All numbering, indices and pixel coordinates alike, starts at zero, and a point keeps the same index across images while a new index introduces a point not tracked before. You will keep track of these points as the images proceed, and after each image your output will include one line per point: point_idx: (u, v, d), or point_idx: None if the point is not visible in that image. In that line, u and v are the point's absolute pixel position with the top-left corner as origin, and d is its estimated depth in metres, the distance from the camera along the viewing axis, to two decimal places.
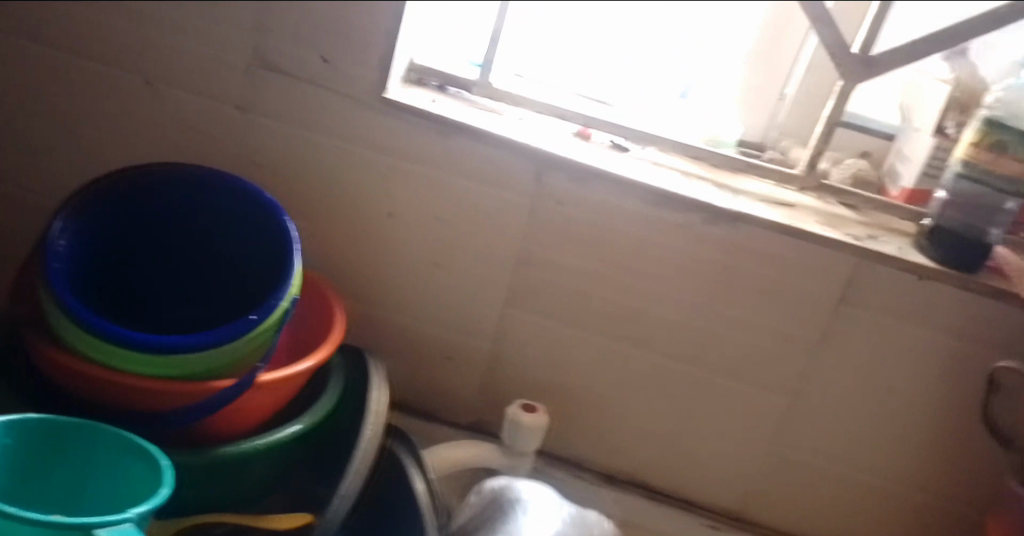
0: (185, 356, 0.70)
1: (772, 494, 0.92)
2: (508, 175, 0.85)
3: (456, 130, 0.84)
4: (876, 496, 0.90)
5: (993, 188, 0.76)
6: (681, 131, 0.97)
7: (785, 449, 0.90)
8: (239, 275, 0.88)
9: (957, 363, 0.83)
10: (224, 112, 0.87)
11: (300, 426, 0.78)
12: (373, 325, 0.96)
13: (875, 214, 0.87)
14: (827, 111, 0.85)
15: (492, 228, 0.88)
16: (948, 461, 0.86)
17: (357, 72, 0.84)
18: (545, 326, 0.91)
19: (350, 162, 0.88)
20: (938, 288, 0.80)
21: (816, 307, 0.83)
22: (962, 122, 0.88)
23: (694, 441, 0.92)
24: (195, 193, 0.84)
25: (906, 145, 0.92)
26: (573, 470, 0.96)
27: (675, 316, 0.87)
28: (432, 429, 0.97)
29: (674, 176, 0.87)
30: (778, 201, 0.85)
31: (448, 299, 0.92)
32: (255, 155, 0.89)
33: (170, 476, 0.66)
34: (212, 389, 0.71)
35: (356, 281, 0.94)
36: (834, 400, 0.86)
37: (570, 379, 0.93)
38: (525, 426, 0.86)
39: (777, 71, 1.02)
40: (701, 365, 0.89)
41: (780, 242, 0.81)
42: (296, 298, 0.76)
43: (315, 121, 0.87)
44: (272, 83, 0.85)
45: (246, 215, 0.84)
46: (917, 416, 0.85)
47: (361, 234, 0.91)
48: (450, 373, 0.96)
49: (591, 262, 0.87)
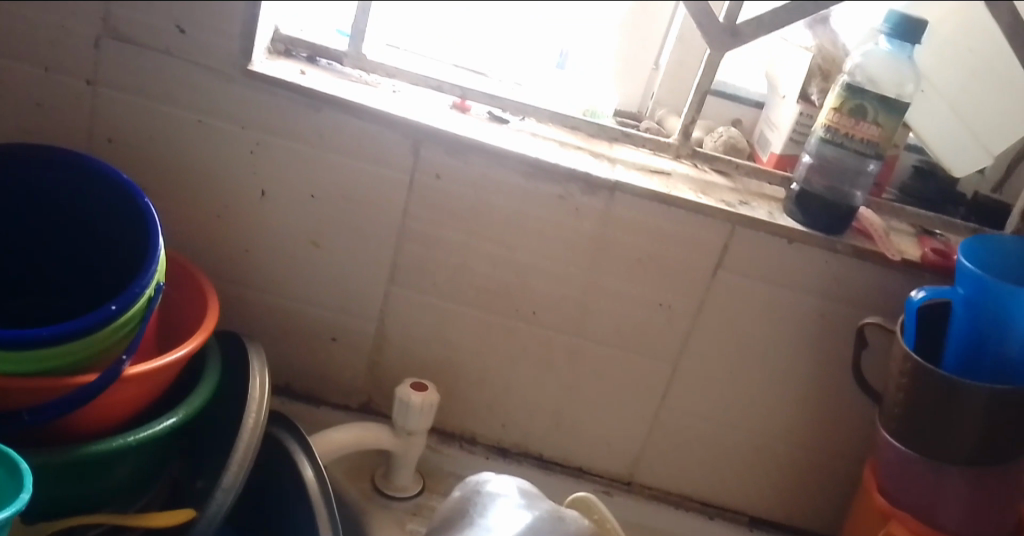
0: (37, 351, 0.65)
1: (659, 458, 0.95)
2: (385, 149, 0.83)
3: (328, 103, 0.81)
4: (755, 452, 0.93)
5: (853, 152, 0.79)
6: (557, 103, 0.95)
7: (669, 414, 0.92)
8: (100, 263, 0.82)
9: (826, 322, 0.86)
10: (73, 88, 0.81)
11: (176, 418, 0.73)
12: (250, 310, 0.92)
13: (745, 180, 0.90)
14: (697, 80, 0.86)
15: (370, 205, 0.85)
16: (821, 414, 0.90)
17: (218, 43, 0.79)
18: (430, 303, 0.90)
19: (215, 139, 0.83)
20: (807, 251, 0.83)
21: (694, 273, 0.85)
22: (825, 89, 0.90)
23: (582, 410, 0.93)
24: (45, 176, 0.78)
25: (773, 112, 0.95)
26: (464, 445, 0.95)
27: (559, 287, 0.87)
28: (318, 414, 0.95)
29: (553, 147, 0.86)
30: (654, 169, 0.86)
31: (328, 279, 0.89)
32: (111, 133, 0.83)
33: (29, 480, 0.61)
34: (70, 385, 0.66)
35: (229, 264, 0.89)
36: (713, 363, 0.89)
37: (457, 355, 0.92)
38: (415, 407, 0.83)
39: (649, 43, 1.03)
40: (586, 335, 0.89)
41: (657, 211, 0.82)
42: (160, 284, 0.72)
43: (175, 96, 0.82)
44: (124, 56, 0.80)
45: (103, 198, 0.79)
46: (791, 374, 0.89)
47: (232, 215, 0.87)
48: (334, 355, 0.93)
49: (474, 237, 0.86)
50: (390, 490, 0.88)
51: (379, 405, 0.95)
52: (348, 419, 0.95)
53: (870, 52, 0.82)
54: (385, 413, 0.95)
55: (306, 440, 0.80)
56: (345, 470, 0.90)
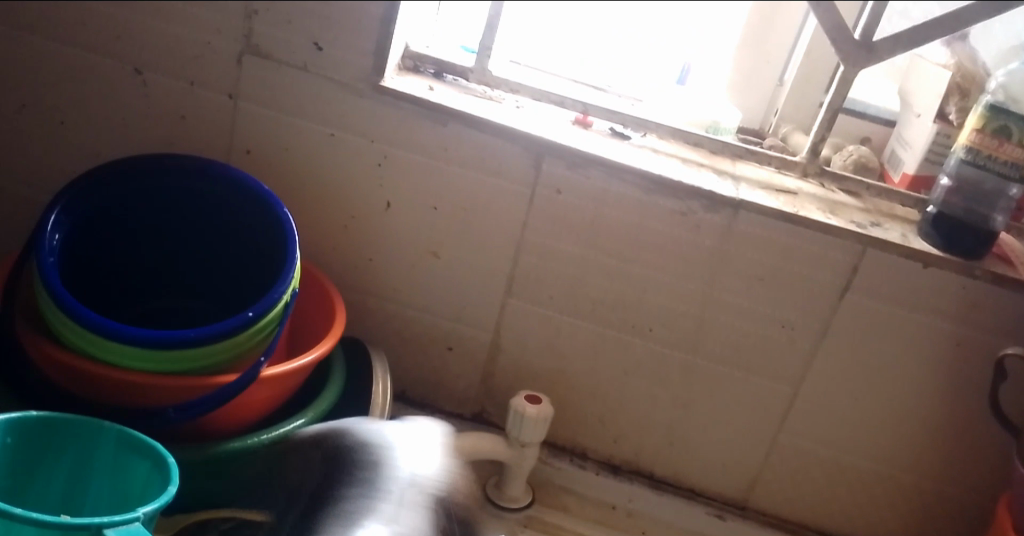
0: (184, 351, 0.69)
1: (775, 483, 0.92)
2: (509, 163, 0.84)
3: (454, 117, 0.83)
4: (878, 484, 0.90)
5: (997, 174, 0.76)
6: (677, 118, 0.95)
7: (787, 438, 0.90)
8: (235, 267, 0.87)
9: (959, 350, 0.82)
10: (219, 102, 0.86)
11: (303, 419, 0.77)
12: (372, 318, 0.95)
13: (875, 201, 0.87)
14: (827, 97, 0.85)
15: (491, 217, 0.87)
16: (951, 446, 0.86)
17: (353, 59, 0.83)
18: (546, 316, 0.90)
19: (347, 150, 0.87)
20: (940, 275, 0.80)
21: (817, 295, 0.83)
22: (964, 107, 0.87)
23: (696, 431, 0.92)
24: (194, 187, 0.83)
25: (906, 131, 0.92)
26: (576, 459, 0.96)
27: (676, 305, 0.87)
28: (433, 421, 0.97)
29: (675, 164, 0.86)
30: (779, 188, 0.85)
31: (448, 289, 0.91)
32: (250, 145, 0.88)
33: (175, 474, 0.65)
34: (212, 383, 0.70)
35: (354, 271, 0.93)
36: (836, 387, 0.86)
37: (571, 369, 0.92)
38: (530, 418, 0.84)
39: (773, 58, 1.01)
40: (703, 354, 0.88)
41: (781, 229, 0.81)
42: (296, 290, 0.75)
43: (310, 110, 0.85)
44: (266, 71, 0.84)
45: (245, 211, 0.83)
46: (918, 402, 0.85)
47: (359, 225, 0.90)
48: (451, 364, 0.95)
49: (594, 252, 0.87)
50: (502, 501, 0.88)
51: (492, 415, 0.96)
52: (461, 427, 0.97)
53: (1014, 71, 0.80)
54: (498, 423, 0.97)
55: None
56: None
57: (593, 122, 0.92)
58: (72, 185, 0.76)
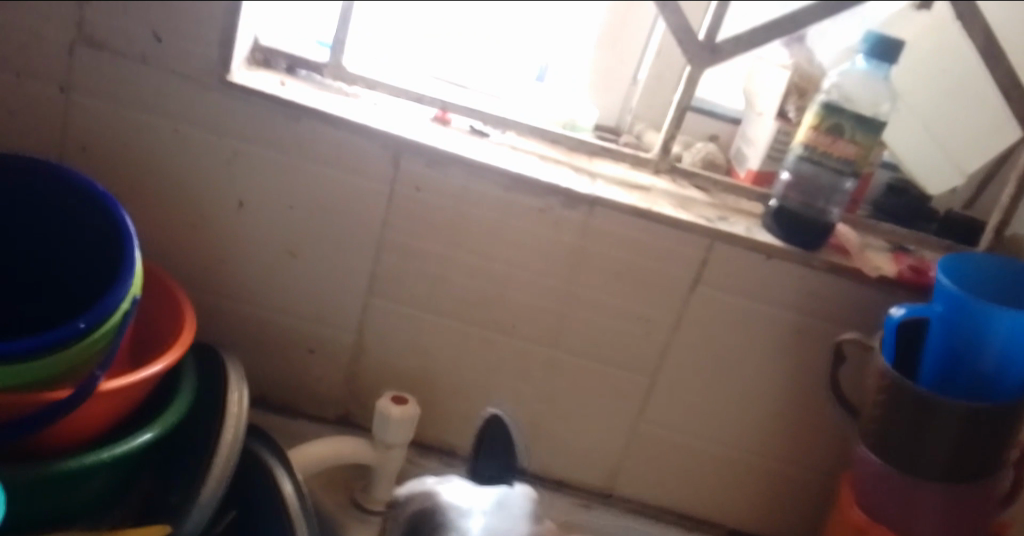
0: (7, 367, 0.64)
1: (638, 471, 0.94)
2: (366, 161, 0.83)
3: (307, 114, 0.81)
4: (732, 467, 0.94)
5: (831, 169, 0.81)
6: (535, 115, 0.96)
7: (647, 426, 0.92)
8: (68, 274, 0.80)
9: (802, 337, 0.87)
10: (47, 96, 0.80)
11: (151, 434, 0.72)
12: (226, 323, 0.90)
13: (724, 196, 0.90)
14: (677, 96, 0.88)
15: (349, 216, 0.85)
16: (798, 427, 0.91)
17: (196, 52, 0.78)
18: (408, 315, 0.89)
19: (193, 148, 0.82)
20: (783, 266, 0.84)
21: (672, 288, 0.86)
22: (802, 106, 0.91)
23: (561, 424, 0.93)
24: (18, 188, 0.77)
25: (749, 129, 0.97)
26: (443, 459, 0.94)
27: (538, 300, 0.87)
28: (294, 427, 0.93)
29: (534, 161, 0.87)
30: (634, 184, 0.87)
31: (305, 290, 0.88)
32: (85, 141, 0.82)
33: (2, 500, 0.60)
34: (40, 400, 0.65)
35: (204, 275, 0.88)
36: (692, 376, 0.89)
37: (436, 369, 0.91)
38: (395, 420, 0.83)
39: (627, 58, 1.04)
40: (565, 348, 0.89)
41: (636, 224, 0.83)
42: (136, 297, 0.70)
43: (151, 105, 0.81)
44: (101, 63, 0.79)
45: (77, 212, 0.78)
46: (767, 387, 0.90)
47: (208, 226, 0.86)
48: (312, 368, 0.92)
49: (455, 250, 0.86)
50: (367, 504, 0.86)
51: (357, 418, 0.94)
52: (325, 432, 0.94)
53: (847, 72, 0.85)
54: (363, 426, 0.94)
55: (285, 455, 0.78)
56: (321, 485, 0.89)
57: (451, 119, 0.91)
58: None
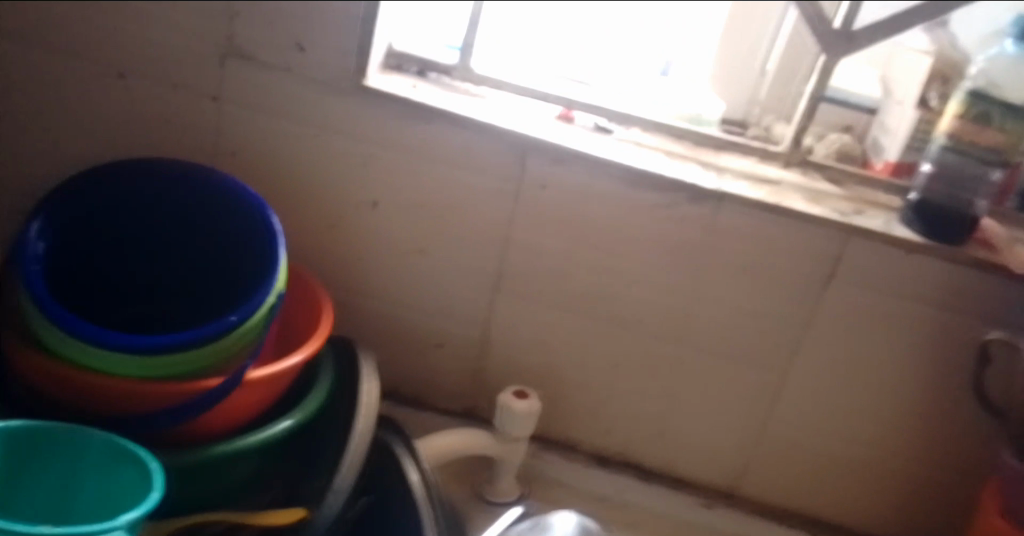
0: (170, 358, 0.69)
1: (765, 471, 0.93)
2: (493, 160, 0.85)
3: (437, 116, 0.84)
4: (866, 470, 0.90)
5: (979, 159, 0.78)
6: (660, 111, 0.95)
7: (775, 426, 0.90)
8: (220, 271, 0.87)
9: (944, 337, 0.83)
10: (201, 104, 0.86)
11: (292, 421, 0.76)
12: (361, 317, 0.95)
13: (858, 189, 0.87)
14: (809, 87, 0.86)
15: (477, 214, 0.87)
16: (937, 432, 0.87)
17: (334, 59, 0.83)
18: (533, 311, 0.91)
19: (331, 152, 0.87)
20: (923, 261, 0.80)
21: (801, 285, 0.83)
22: (945, 93, 0.88)
23: (685, 421, 0.92)
24: (176, 192, 0.83)
25: (888, 118, 0.92)
26: (566, 453, 0.96)
27: (662, 297, 0.87)
28: (424, 418, 0.97)
29: (658, 157, 0.86)
30: (762, 179, 0.85)
31: (434, 287, 0.92)
32: (234, 146, 0.88)
33: (160, 480, 0.65)
34: (198, 388, 0.70)
35: (341, 270, 0.93)
36: (823, 375, 0.87)
37: (560, 365, 0.93)
38: (520, 414, 0.84)
39: (756, 49, 1.02)
40: (690, 345, 0.89)
41: (764, 220, 0.82)
42: (281, 294, 0.75)
43: (293, 111, 0.86)
44: (248, 73, 0.84)
45: (228, 216, 0.84)
46: (904, 389, 0.86)
47: (344, 225, 0.90)
48: (441, 361, 0.95)
49: (578, 246, 0.87)
50: (492, 496, 0.89)
51: (482, 410, 0.97)
52: (452, 423, 0.97)
53: (994, 56, 0.79)
54: (489, 418, 0.97)
55: (412, 443, 0.82)
56: (449, 474, 0.92)
57: (576, 117, 0.92)
58: (50, 198, 0.77)
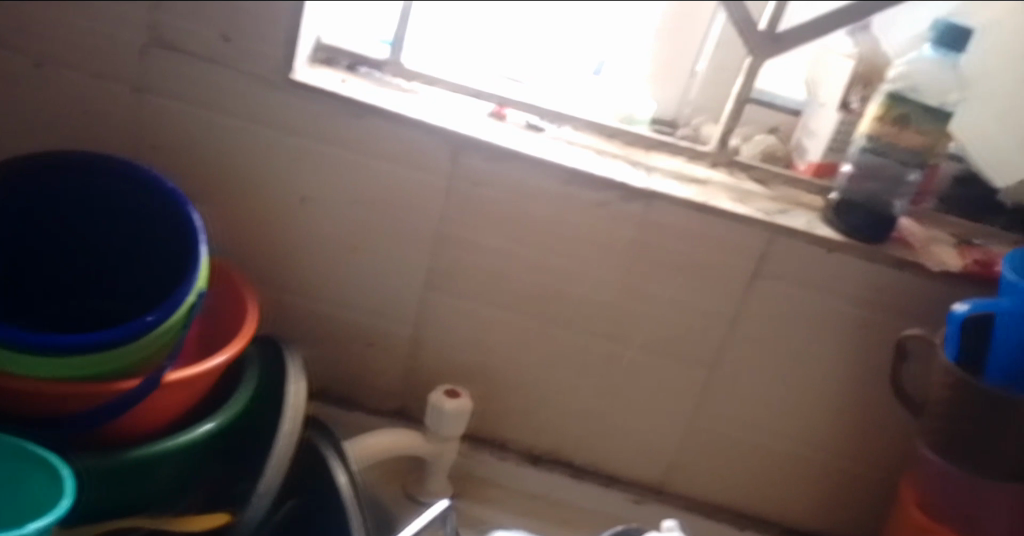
0: (83, 358, 0.67)
1: (694, 467, 0.94)
2: (424, 157, 0.84)
3: (367, 111, 0.82)
4: (791, 465, 0.92)
5: (897, 160, 0.80)
6: (592, 110, 0.95)
7: (703, 423, 0.92)
8: (142, 269, 0.84)
9: (865, 334, 0.85)
10: (121, 96, 0.83)
11: (215, 423, 0.74)
12: (290, 316, 0.93)
13: (784, 188, 0.89)
14: (736, 88, 0.87)
15: (408, 211, 0.86)
16: (858, 426, 0.89)
17: (261, 52, 0.81)
18: (465, 309, 0.90)
19: (258, 146, 0.85)
20: (844, 260, 0.82)
21: (729, 283, 0.85)
22: (867, 96, 0.90)
23: (616, 419, 0.93)
24: (95, 187, 0.80)
25: (812, 120, 0.94)
26: (498, 451, 0.96)
27: (593, 295, 0.88)
28: (354, 418, 0.96)
29: (590, 156, 0.87)
30: (691, 178, 0.86)
31: (365, 285, 0.90)
32: (156, 139, 0.85)
33: (70, 486, 0.63)
34: (113, 389, 0.68)
35: (269, 268, 0.91)
36: (749, 372, 0.88)
37: (492, 363, 0.92)
38: (449, 412, 0.84)
39: (686, 50, 1.03)
40: (621, 343, 0.89)
41: (693, 219, 0.83)
42: (202, 291, 0.73)
43: (218, 104, 0.83)
44: (170, 64, 0.82)
45: (150, 212, 0.81)
46: (827, 384, 0.88)
47: (272, 221, 0.88)
48: (371, 360, 0.94)
49: (510, 244, 0.87)
50: (422, 496, 0.88)
51: (414, 410, 0.96)
52: (383, 423, 0.96)
53: (915, 58, 0.82)
54: (420, 417, 0.96)
55: (342, 445, 0.80)
56: (380, 475, 0.91)
57: (508, 114, 0.91)
58: None
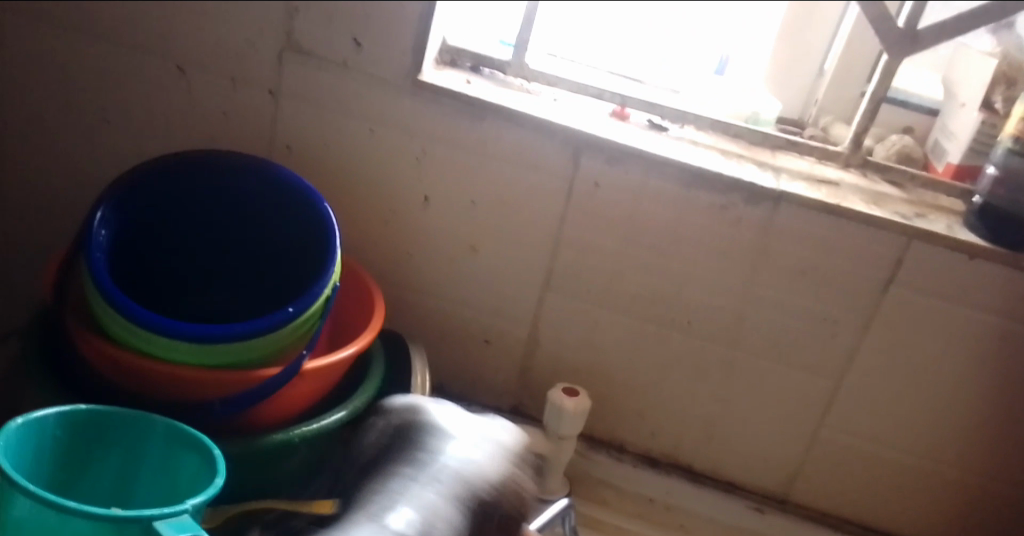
0: (232, 346, 0.70)
1: (817, 477, 0.91)
2: (548, 158, 0.84)
3: (492, 113, 0.84)
4: (921, 479, 0.89)
5: None
6: (717, 110, 0.94)
7: (827, 432, 0.89)
8: (275, 264, 0.88)
9: (1007, 344, 0.81)
10: (258, 98, 0.87)
11: (345, 412, 0.78)
12: (411, 312, 0.95)
13: (920, 191, 0.86)
14: (871, 88, 0.85)
15: (530, 211, 0.87)
16: (996, 441, 0.85)
17: (391, 55, 0.83)
18: (583, 310, 0.90)
19: (386, 147, 0.87)
20: (986, 266, 0.79)
21: (859, 289, 0.82)
22: (1011, 97, 0.84)
23: (735, 424, 0.91)
24: (235, 184, 0.84)
25: (951, 121, 0.90)
26: (612, 453, 0.95)
27: (715, 298, 0.86)
28: (470, 414, 0.97)
29: (714, 156, 0.85)
30: (821, 179, 0.84)
31: (485, 284, 0.92)
32: (289, 140, 0.89)
33: (223, 466, 0.65)
34: (258, 376, 0.71)
35: (394, 265, 0.93)
36: (880, 381, 0.85)
37: (609, 365, 0.92)
38: (569, 412, 0.84)
39: (813, 49, 1.00)
40: (743, 348, 0.88)
41: (822, 221, 0.80)
42: (337, 285, 0.76)
43: (349, 105, 0.86)
44: (306, 68, 0.85)
45: (287, 210, 0.84)
46: (962, 396, 0.84)
47: (398, 220, 0.91)
48: (489, 358, 0.95)
49: (632, 245, 0.86)
50: None
51: (529, 408, 0.96)
52: (499, 420, 0.97)
53: None
54: (535, 416, 0.97)
55: None
56: None
57: (630, 114, 0.91)
58: (112, 190, 0.77)
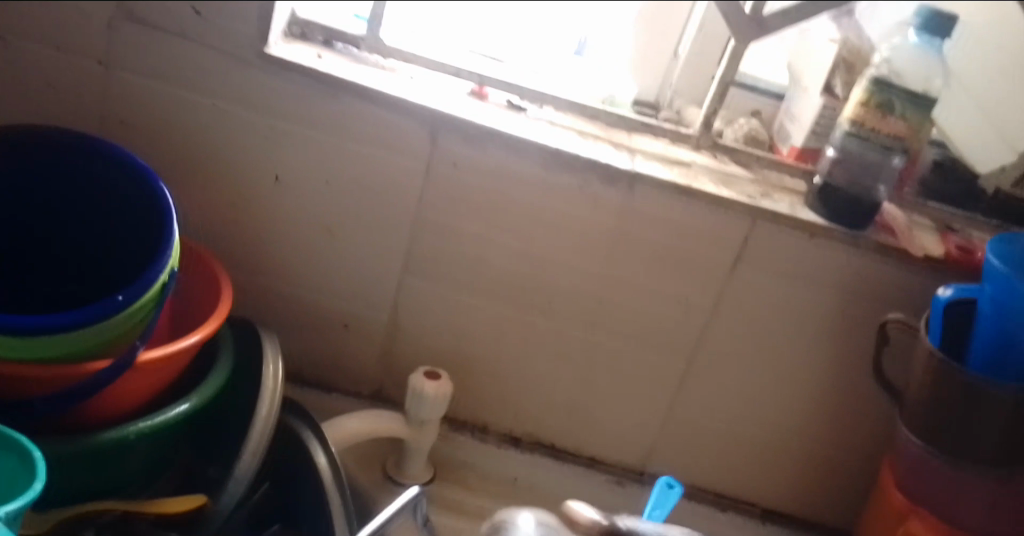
0: (53, 338, 0.64)
1: (673, 449, 0.94)
2: (405, 137, 0.82)
3: (347, 90, 0.80)
4: (769, 447, 0.92)
5: (879, 146, 0.80)
6: (576, 91, 0.94)
7: (683, 406, 0.91)
8: (110, 248, 0.81)
9: (845, 318, 0.86)
10: (86, 69, 0.80)
11: (189, 404, 0.72)
12: (263, 298, 0.91)
13: (766, 172, 0.89)
14: (720, 71, 0.87)
15: (387, 191, 0.85)
16: (836, 409, 0.90)
17: (235, 26, 0.78)
18: (444, 293, 0.89)
19: (232, 124, 0.82)
20: (827, 245, 0.82)
21: (711, 267, 0.84)
22: (850, 82, 0.89)
23: (595, 401, 0.92)
24: (60, 165, 0.77)
25: (794, 104, 0.95)
26: (475, 434, 0.94)
27: (574, 278, 0.87)
28: (328, 401, 0.94)
29: (572, 137, 0.85)
30: (675, 160, 0.86)
31: (342, 267, 0.89)
32: (123, 115, 0.82)
33: (41, 469, 0.60)
34: (85, 370, 0.65)
35: (244, 249, 0.88)
36: (731, 356, 0.88)
37: (471, 347, 0.91)
38: (429, 396, 0.82)
39: (667, 32, 1.02)
40: (601, 327, 0.89)
41: (676, 202, 0.82)
42: (174, 270, 0.71)
43: (190, 79, 0.80)
44: (139, 38, 0.78)
45: (119, 191, 0.78)
46: (806, 368, 0.88)
47: (247, 202, 0.86)
48: (348, 342, 0.92)
49: (491, 226, 0.85)
50: (401, 479, 0.87)
51: (390, 393, 0.94)
52: (359, 406, 0.94)
53: (898, 45, 0.83)
54: (396, 400, 0.95)
55: (319, 426, 0.78)
56: (356, 460, 0.89)
57: (489, 93, 0.90)
58: None
